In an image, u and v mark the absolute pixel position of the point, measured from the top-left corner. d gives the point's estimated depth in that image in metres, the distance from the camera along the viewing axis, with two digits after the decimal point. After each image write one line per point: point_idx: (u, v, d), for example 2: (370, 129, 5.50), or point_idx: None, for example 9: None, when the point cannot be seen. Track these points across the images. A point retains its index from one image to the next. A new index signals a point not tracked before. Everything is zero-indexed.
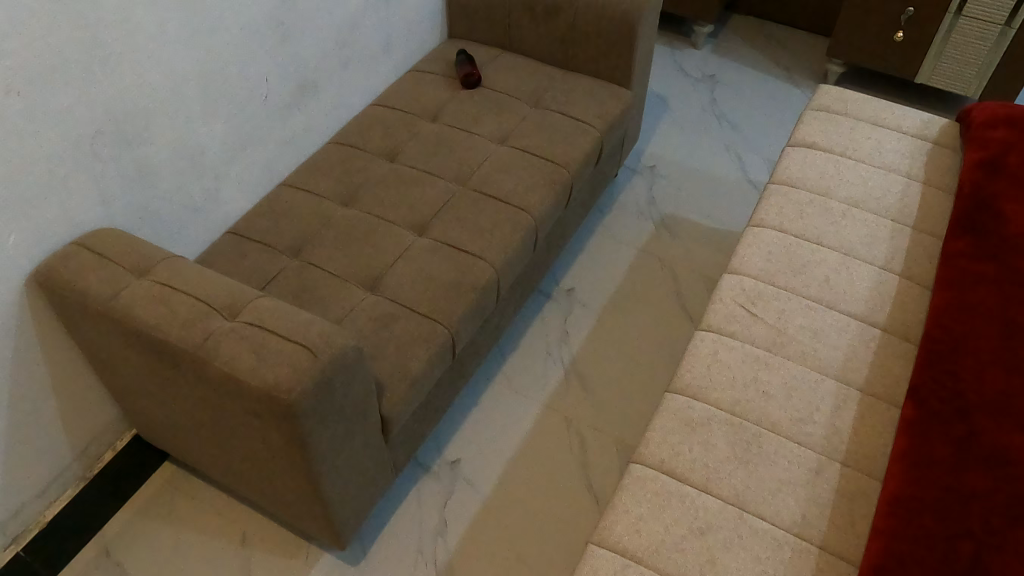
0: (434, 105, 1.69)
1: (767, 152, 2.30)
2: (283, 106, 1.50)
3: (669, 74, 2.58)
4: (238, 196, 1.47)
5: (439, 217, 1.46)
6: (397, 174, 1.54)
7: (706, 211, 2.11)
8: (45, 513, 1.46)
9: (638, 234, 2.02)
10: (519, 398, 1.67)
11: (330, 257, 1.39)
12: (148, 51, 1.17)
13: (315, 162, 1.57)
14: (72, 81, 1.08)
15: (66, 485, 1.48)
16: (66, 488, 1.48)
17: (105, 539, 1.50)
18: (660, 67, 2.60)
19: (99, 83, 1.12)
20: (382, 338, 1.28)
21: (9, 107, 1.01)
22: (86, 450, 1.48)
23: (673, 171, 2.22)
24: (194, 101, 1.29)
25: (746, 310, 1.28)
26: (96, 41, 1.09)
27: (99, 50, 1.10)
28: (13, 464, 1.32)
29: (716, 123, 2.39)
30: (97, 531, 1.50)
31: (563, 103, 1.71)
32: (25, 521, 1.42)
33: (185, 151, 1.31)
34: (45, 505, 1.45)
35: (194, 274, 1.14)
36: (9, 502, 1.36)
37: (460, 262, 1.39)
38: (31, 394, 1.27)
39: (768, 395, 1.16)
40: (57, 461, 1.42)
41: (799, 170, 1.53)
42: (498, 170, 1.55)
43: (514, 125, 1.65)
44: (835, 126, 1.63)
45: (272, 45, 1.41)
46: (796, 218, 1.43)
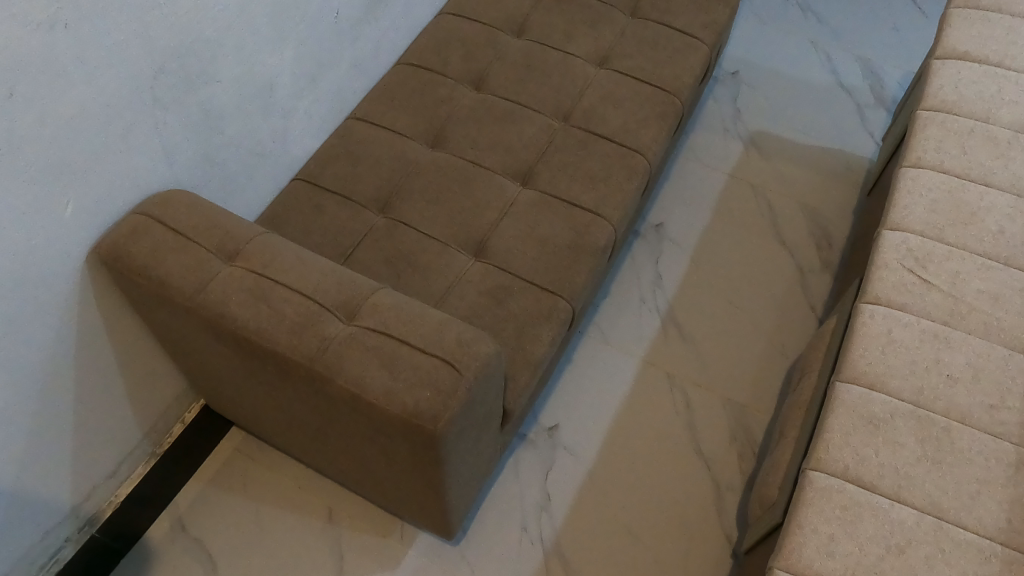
0: (516, 15, 1.40)
1: (859, 48, 1.95)
2: (355, 21, 1.21)
3: None
4: (304, 138, 1.22)
5: (544, 161, 1.24)
6: (487, 106, 1.29)
7: (798, 126, 1.82)
8: (118, 492, 1.27)
9: (726, 156, 1.77)
10: (617, 354, 1.52)
11: (423, 216, 1.18)
12: None
13: (385, 88, 1.30)
14: (128, 7, 0.83)
15: (137, 462, 1.29)
16: (136, 466, 1.29)
17: (178, 511, 1.33)
18: None
19: (159, 8, 0.87)
20: (498, 318, 1.10)
21: (56, 44, 0.77)
22: (158, 423, 1.28)
23: (757, 76, 1.90)
24: (263, 24, 1.03)
25: (916, 276, 1.08)
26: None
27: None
28: (82, 445, 1.12)
29: (800, 15, 2.02)
30: (171, 502, 1.33)
31: (666, 9, 1.43)
32: (99, 500, 1.23)
33: (253, 87, 1.07)
34: (117, 484, 1.26)
35: (295, 261, 0.93)
36: (82, 484, 1.17)
37: (576, 220, 1.19)
38: (101, 382, 1.08)
39: (953, 380, 1.01)
40: (127, 437, 1.22)
41: (954, 92, 1.25)
42: (604, 101, 1.30)
43: (614, 42, 1.38)
44: (989, 29, 1.32)
45: None
46: (957, 154, 1.19)
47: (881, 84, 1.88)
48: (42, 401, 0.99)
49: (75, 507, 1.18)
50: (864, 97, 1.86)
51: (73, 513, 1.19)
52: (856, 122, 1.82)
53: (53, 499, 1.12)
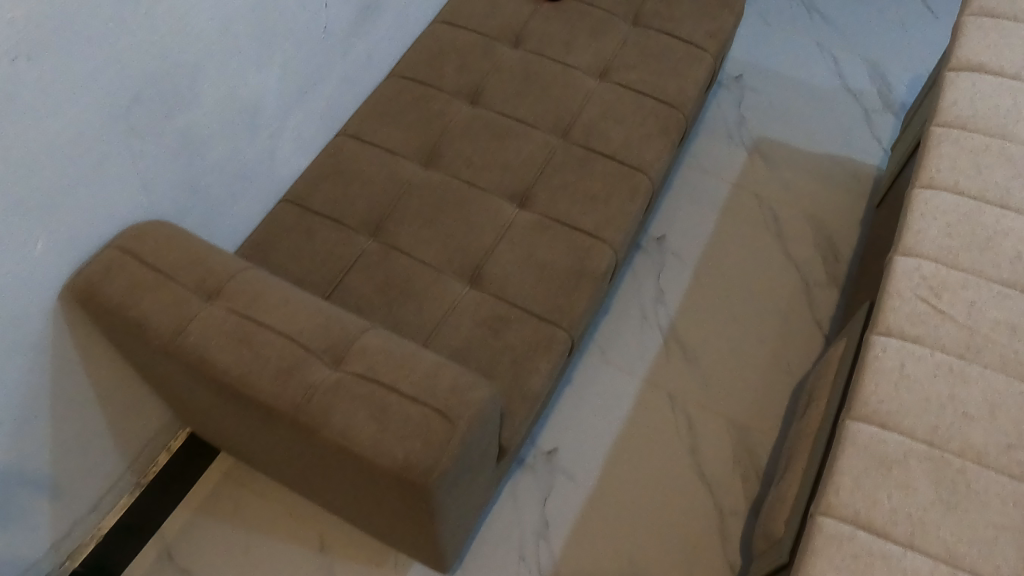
0: (513, 24, 1.33)
1: (867, 51, 1.89)
2: (347, 35, 1.15)
3: None
4: (292, 158, 1.16)
5: (541, 181, 1.18)
6: (482, 121, 1.23)
7: (804, 132, 1.76)
8: (101, 525, 1.21)
9: (730, 164, 1.71)
10: (617, 373, 1.48)
11: (416, 241, 1.13)
12: None
13: (376, 103, 1.24)
14: (98, 34, 0.78)
15: (121, 492, 1.23)
16: (121, 496, 1.23)
17: (166, 540, 1.29)
18: None
19: (133, 34, 0.81)
20: (494, 350, 1.05)
21: (20, 77, 0.72)
22: (139, 454, 1.22)
23: (763, 81, 1.84)
24: (247, 44, 0.97)
25: (929, 306, 1.02)
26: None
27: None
28: (62, 482, 1.07)
29: (806, 16, 1.96)
30: (158, 530, 1.29)
31: (669, 17, 1.37)
32: (80, 534, 1.18)
33: (237, 110, 1.01)
34: (99, 516, 1.20)
35: (280, 300, 0.88)
36: (61, 520, 1.11)
37: (576, 243, 1.13)
38: (81, 418, 1.03)
39: (969, 418, 0.94)
40: (110, 470, 1.17)
41: (969, 107, 1.18)
42: (605, 116, 1.25)
43: (615, 53, 1.32)
44: (1004, 38, 1.24)
45: None
46: (973, 174, 1.11)
47: (890, 88, 1.82)
48: (17, 442, 0.94)
49: (54, 543, 1.12)
50: (872, 102, 1.80)
51: (53, 549, 1.13)
52: (863, 128, 1.76)
53: (26, 539, 1.05)
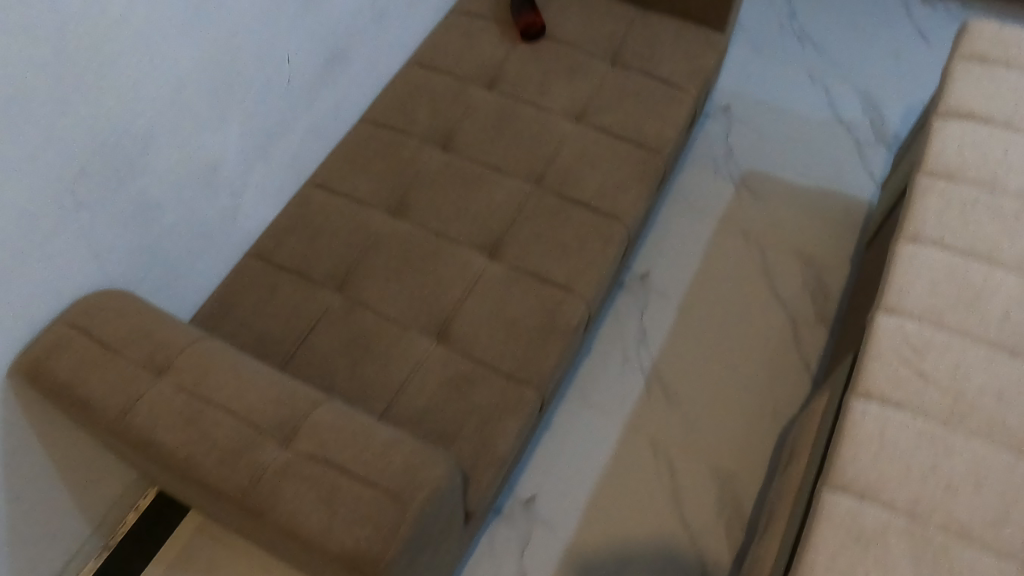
0: (489, 66, 1.31)
1: (860, 81, 1.85)
2: (310, 86, 1.13)
3: None
4: (258, 212, 1.13)
5: (512, 231, 1.15)
6: (453, 169, 1.20)
7: (794, 165, 1.72)
8: None
9: (717, 198, 1.67)
10: (598, 418, 1.43)
11: (383, 296, 1.10)
12: (137, 54, 0.84)
13: (347, 150, 1.22)
14: (38, 112, 0.76)
15: (88, 556, 1.20)
16: (87, 560, 1.21)
17: None
18: None
19: (77, 108, 0.79)
20: (460, 411, 1.02)
21: None
22: (106, 515, 1.20)
23: (752, 112, 1.80)
24: (200, 106, 0.95)
25: (912, 368, 0.97)
26: (58, 42, 0.75)
27: (64, 53, 0.76)
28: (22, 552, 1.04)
29: (797, 45, 1.92)
30: None
31: (648, 57, 1.33)
32: None
33: (194, 171, 0.98)
34: None
35: (231, 376, 0.85)
36: None
37: (548, 297, 1.10)
38: (43, 486, 1.01)
39: (953, 490, 0.89)
40: (75, 535, 1.14)
41: (957, 156, 1.14)
42: (580, 161, 1.21)
43: (593, 94, 1.29)
44: (995, 86, 1.21)
45: (293, 12, 1.04)
46: (960, 228, 1.08)
47: (882, 120, 1.78)
48: None
49: None
50: (864, 133, 1.76)
51: None
52: (855, 161, 1.72)
53: None
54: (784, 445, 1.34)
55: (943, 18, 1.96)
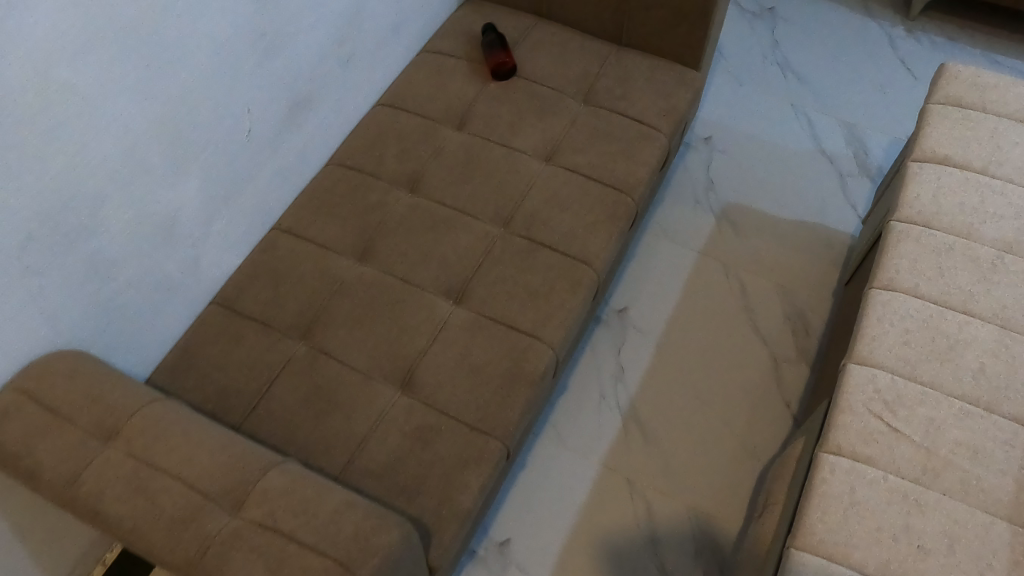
0: (459, 105, 1.30)
1: (843, 113, 1.84)
2: (274, 135, 1.12)
3: None
4: (222, 260, 1.12)
5: (478, 276, 1.13)
6: (420, 212, 1.18)
7: (776, 197, 1.70)
8: None
9: (697, 231, 1.65)
10: (575, 459, 1.40)
11: (348, 345, 1.08)
12: (86, 118, 0.83)
13: (316, 194, 1.21)
14: None
15: None
16: None
17: None
18: None
19: (24, 177, 0.79)
20: (423, 464, 1.00)
21: None
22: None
23: (734, 143, 1.79)
24: (156, 163, 0.95)
25: (883, 423, 0.95)
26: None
27: (5, 122, 0.75)
28: None
29: (780, 75, 1.91)
30: None
31: (621, 96, 1.33)
32: None
33: (152, 227, 0.97)
34: None
35: (180, 440, 0.84)
36: None
37: (513, 344, 1.08)
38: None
39: (926, 552, 0.86)
40: None
41: (933, 203, 1.14)
42: (549, 203, 1.20)
43: (564, 134, 1.28)
44: (974, 129, 1.21)
45: (254, 64, 1.03)
46: (934, 276, 1.06)
47: (866, 152, 1.77)
48: None
49: None
50: (847, 165, 1.75)
51: None
52: (837, 194, 1.71)
53: None
54: (761, 489, 1.34)
55: (927, 48, 1.96)
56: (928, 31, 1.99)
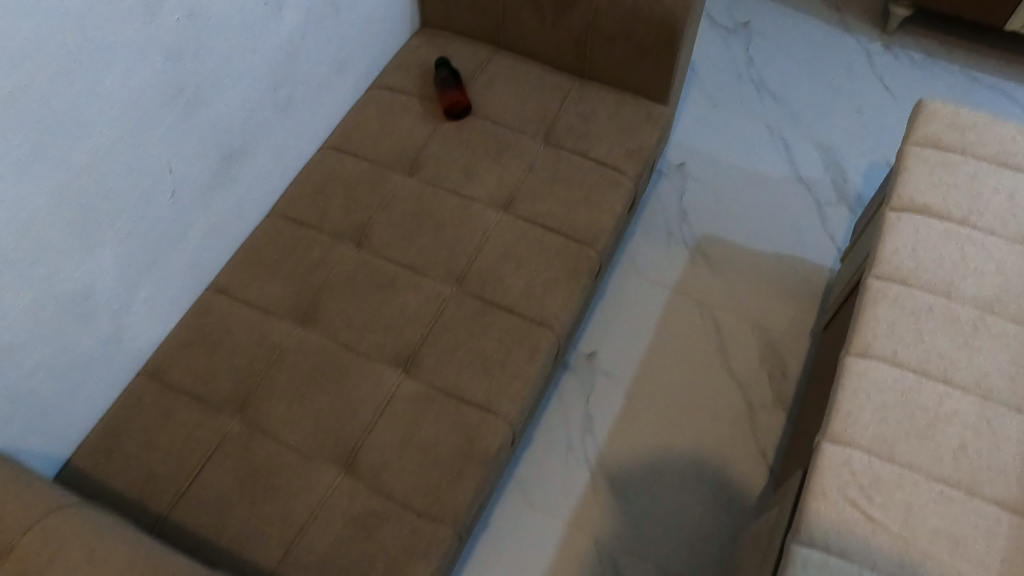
0: (410, 149, 1.21)
1: (820, 136, 1.77)
2: (202, 192, 1.02)
3: None
4: (149, 330, 1.02)
5: (429, 343, 1.05)
6: (366, 270, 1.10)
7: (752, 228, 1.63)
8: None
9: (670, 267, 1.57)
10: (541, 517, 1.31)
11: (286, 423, 1.00)
12: None
13: (254, 251, 1.12)
14: None
15: None
16: None
17: None
18: None
19: None
20: (364, 556, 0.91)
21: None
22: None
23: (707, 169, 1.71)
24: (60, 239, 0.84)
25: (860, 510, 0.88)
26: None
27: None
28: None
29: (755, 95, 1.84)
30: None
31: (582, 136, 1.24)
32: None
33: (58, 307, 0.87)
34: None
35: (82, 562, 0.75)
36: None
37: (466, 420, 1.00)
38: None
39: None
40: None
41: (911, 258, 1.07)
42: (505, 258, 1.12)
43: (522, 179, 1.19)
44: (952, 175, 1.14)
45: (174, 121, 0.93)
46: (911, 341, 1.00)
47: (844, 178, 1.70)
48: None
49: None
50: (825, 192, 1.68)
51: None
52: (815, 223, 1.64)
53: None
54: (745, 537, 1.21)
55: (905, 66, 1.88)
56: (907, 47, 1.92)
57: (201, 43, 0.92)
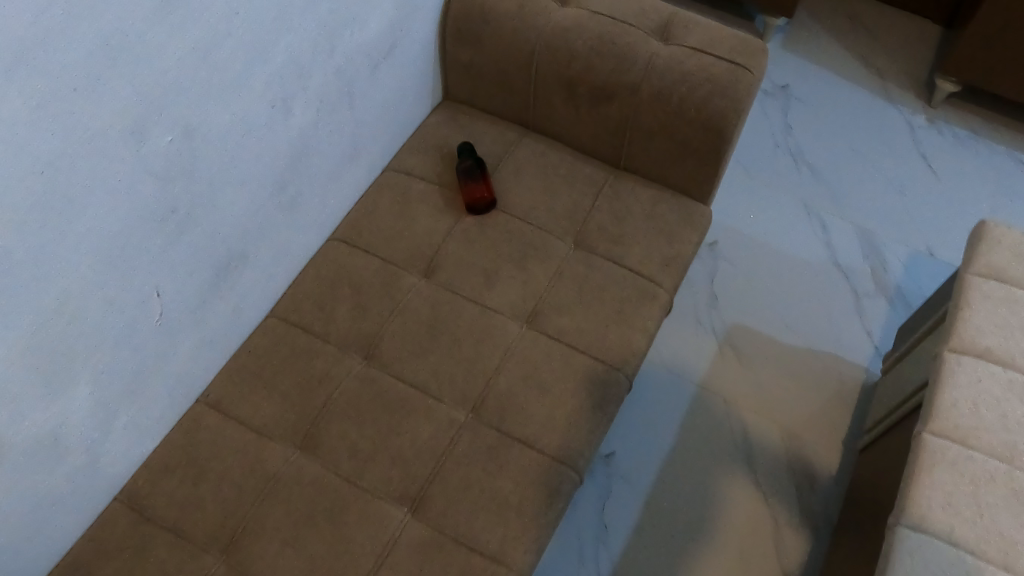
0: (426, 245, 1.11)
1: (859, 217, 1.67)
2: (194, 307, 0.93)
3: None
4: (128, 454, 0.93)
5: (439, 478, 0.95)
6: (373, 390, 1.00)
7: (785, 319, 1.54)
8: None
9: (695, 360, 1.49)
10: None
11: (275, 566, 0.90)
12: None
13: (254, 361, 1.02)
14: None
15: None
16: None
17: None
18: None
19: None
20: None
21: None
22: None
23: (739, 250, 1.61)
24: (25, 384, 0.75)
25: None
26: None
27: None
28: None
29: (792, 167, 1.73)
30: None
31: (614, 237, 1.13)
32: None
33: (23, 455, 0.78)
34: None
35: None
36: None
37: (474, 572, 0.90)
38: None
39: None
40: None
41: (971, 414, 0.97)
42: (527, 382, 1.02)
43: (547, 287, 1.09)
44: (1015, 316, 1.05)
45: (165, 241, 0.84)
46: (971, 515, 0.90)
47: (884, 267, 1.60)
48: None
49: None
50: (862, 282, 1.58)
51: None
52: (851, 317, 1.54)
53: None
54: None
55: (950, 143, 1.78)
56: (952, 123, 1.81)
57: (196, 162, 0.83)
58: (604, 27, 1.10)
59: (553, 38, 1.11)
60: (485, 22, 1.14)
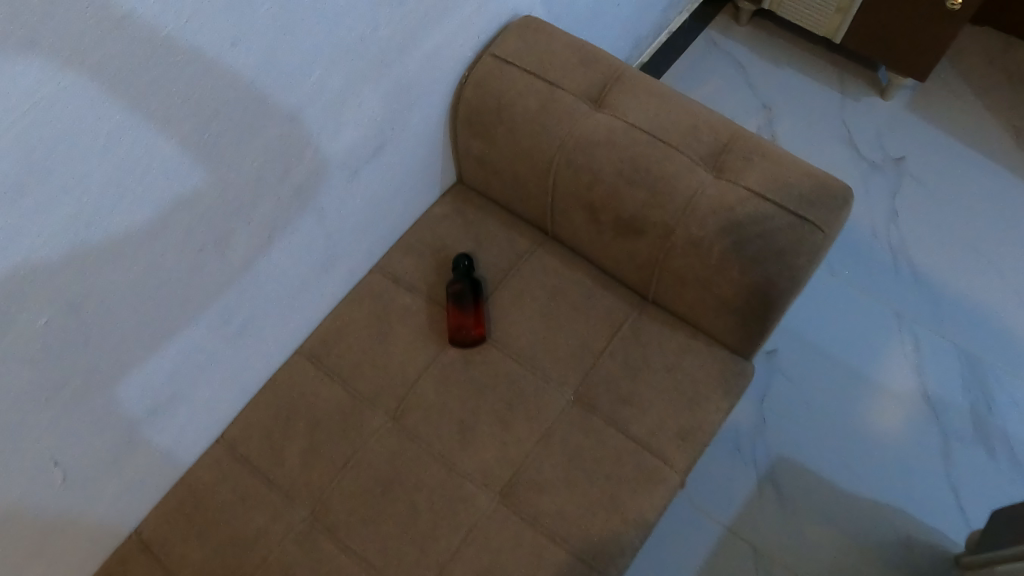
0: (399, 380, 0.96)
1: (967, 340, 1.36)
2: (112, 457, 0.83)
3: (829, 144, 1.56)
4: None
5: None
6: (311, 558, 0.87)
7: (849, 459, 1.28)
8: None
9: (728, 496, 1.27)
10: None
11: None
12: None
13: (194, 501, 0.92)
14: None
15: None
16: None
17: None
18: (817, 128, 1.58)
19: None
20: None
21: None
22: None
23: (804, 366, 1.37)
24: None
25: None
26: None
27: None
28: None
29: (890, 264, 1.44)
30: None
31: (623, 397, 0.93)
32: None
33: None
34: None
35: None
36: None
37: None
38: None
39: None
40: None
41: None
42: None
43: (531, 453, 0.91)
44: None
45: (60, 406, 0.73)
46: None
47: (991, 409, 1.30)
48: None
49: None
50: (959, 425, 1.29)
51: None
52: (937, 469, 1.26)
53: None
54: None
55: None
56: None
57: (90, 325, 0.71)
58: (640, 147, 0.88)
59: (574, 151, 0.89)
60: (497, 120, 0.94)
